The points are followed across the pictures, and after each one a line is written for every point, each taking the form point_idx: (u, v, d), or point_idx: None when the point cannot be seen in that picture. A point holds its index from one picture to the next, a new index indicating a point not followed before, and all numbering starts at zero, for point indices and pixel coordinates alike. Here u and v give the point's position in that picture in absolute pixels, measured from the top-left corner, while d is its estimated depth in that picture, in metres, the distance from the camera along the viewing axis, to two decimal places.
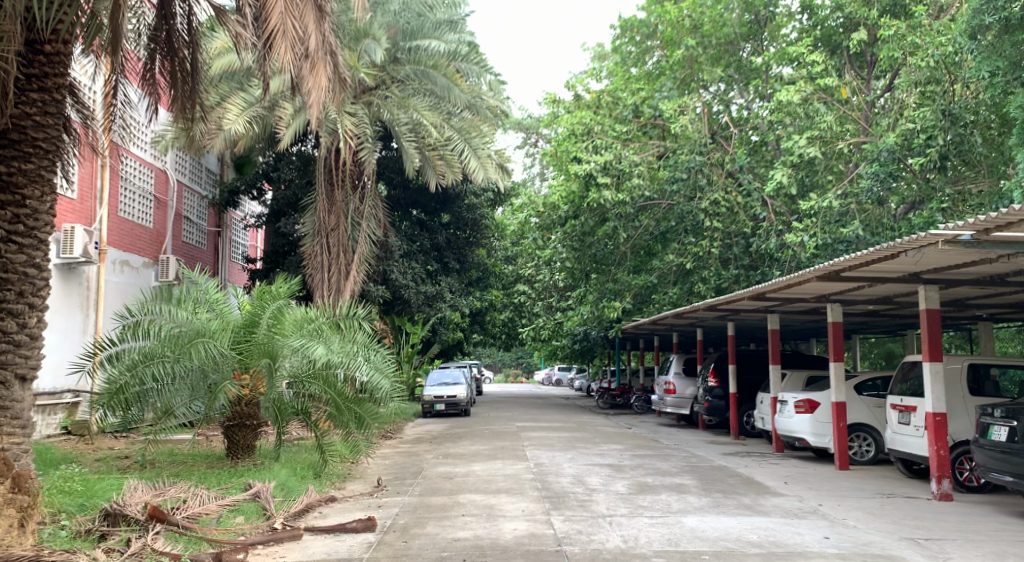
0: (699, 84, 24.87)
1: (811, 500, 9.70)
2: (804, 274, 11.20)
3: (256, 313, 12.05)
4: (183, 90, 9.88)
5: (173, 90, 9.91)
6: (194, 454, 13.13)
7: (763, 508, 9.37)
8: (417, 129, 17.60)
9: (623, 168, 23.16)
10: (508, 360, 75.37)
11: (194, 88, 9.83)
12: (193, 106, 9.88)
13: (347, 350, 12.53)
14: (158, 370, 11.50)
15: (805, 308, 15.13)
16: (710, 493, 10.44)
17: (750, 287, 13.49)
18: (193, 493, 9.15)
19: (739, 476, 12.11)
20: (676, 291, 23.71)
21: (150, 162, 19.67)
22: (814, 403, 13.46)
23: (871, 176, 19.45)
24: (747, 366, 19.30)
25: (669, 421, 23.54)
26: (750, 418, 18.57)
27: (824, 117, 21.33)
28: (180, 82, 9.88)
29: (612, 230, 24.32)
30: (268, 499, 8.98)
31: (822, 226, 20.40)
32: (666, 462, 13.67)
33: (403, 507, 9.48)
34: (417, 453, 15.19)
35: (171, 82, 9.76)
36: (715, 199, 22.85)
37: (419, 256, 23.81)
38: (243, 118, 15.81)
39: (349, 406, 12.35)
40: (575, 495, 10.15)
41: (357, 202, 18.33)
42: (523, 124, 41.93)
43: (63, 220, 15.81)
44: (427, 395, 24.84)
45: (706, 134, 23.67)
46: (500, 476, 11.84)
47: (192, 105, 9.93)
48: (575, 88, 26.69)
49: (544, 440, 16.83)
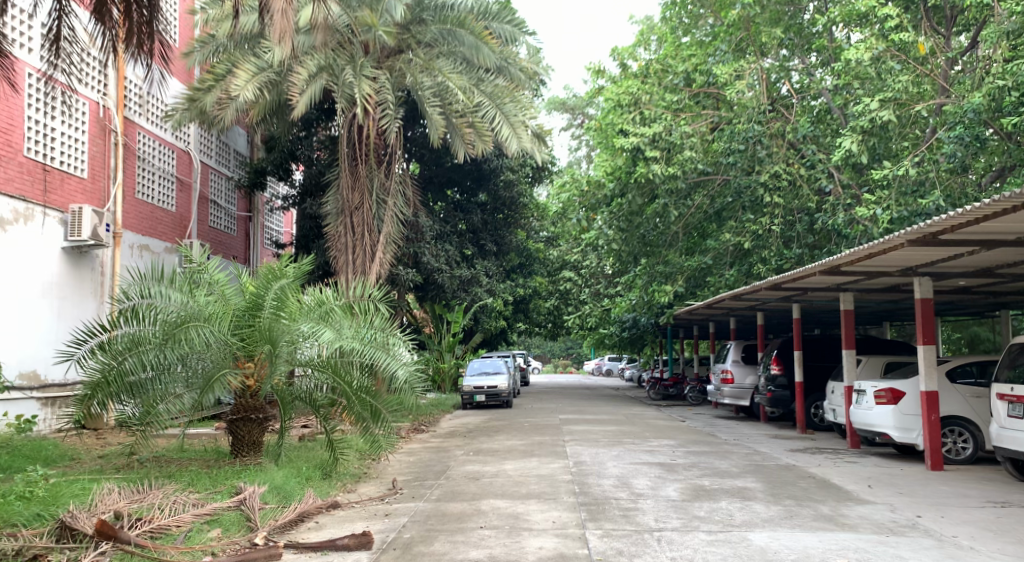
0: (759, 47, 22.57)
1: (907, 511, 7.97)
2: (891, 239, 9.38)
3: (259, 294, 10.71)
4: (137, 26, 9.05)
5: (127, 22, 9.12)
6: (202, 451, 12.00)
7: (848, 521, 7.67)
8: (442, 94, 15.93)
9: (674, 140, 21.54)
10: (557, 350, 74.31)
11: (152, 19, 9.03)
12: (151, 40, 9.09)
13: (367, 338, 11.13)
14: (148, 358, 10.34)
15: (884, 285, 13.28)
16: (778, 499, 8.79)
17: (823, 260, 11.68)
18: (173, 499, 7.93)
19: (812, 478, 10.39)
20: (733, 273, 21.76)
21: (170, 142, 18.71)
22: (898, 392, 11.62)
23: (954, 140, 17.55)
24: (814, 353, 17.40)
25: (726, 413, 21.76)
26: (818, 410, 16.87)
27: (898, 77, 19.24)
28: (135, 15, 9.09)
29: (661, 209, 22.72)
30: (255, 507, 7.68)
31: (897, 198, 18.60)
32: (725, 460, 12.01)
33: (414, 517, 8.10)
34: (447, 449, 13.84)
35: (125, 14, 8.90)
36: (776, 172, 20.90)
37: (454, 238, 22.32)
38: (253, 85, 14.49)
39: (364, 397, 11.04)
40: (617, 502, 8.60)
41: (383, 178, 16.88)
42: (568, 104, 40.37)
43: (71, 200, 14.91)
44: (467, 386, 23.45)
45: (766, 102, 21.53)
46: (534, 477, 10.37)
47: (150, 40, 9.15)
48: (620, 57, 24.97)
49: (589, 435, 15.25)
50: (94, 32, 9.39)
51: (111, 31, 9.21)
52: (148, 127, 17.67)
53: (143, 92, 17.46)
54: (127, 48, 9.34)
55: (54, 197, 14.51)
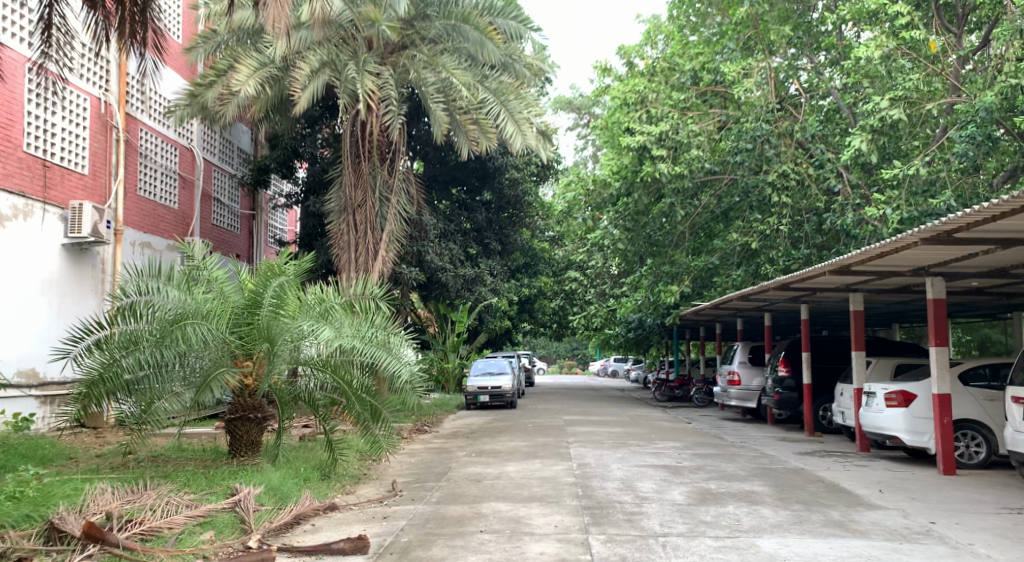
0: (767, 45, 22.31)
1: (920, 517, 7.74)
2: (904, 237, 9.15)
3: (258, 291, 10.55)
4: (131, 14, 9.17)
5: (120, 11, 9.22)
6: (201, 450, 11.84)
7: (859, 526, 7.45)
8: (446, 90, 15.77)
9: (680, 138, 21.34)
10: (562, 351, 74.12)
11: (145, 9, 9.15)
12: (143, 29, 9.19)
13: (368, 336, 10.95)
14: (144, 356, 10.17)
15: (895, 285, 13.02)
16: (787, 504, 8.57)
17: (833, 260, 11.45)
18: (167, 499, 7.76)
19: (821, 482, 10.16)
20: (740, 273, 21.52)
21: (173, 139, 18.59)
22: (909, 394, 11.38)
23: (965, 139, 17.28)
24: (822, 355, 17.12)
25: (733, 415, 21.50)
26: (827, 413, 16.45)
27: (909, 75, 19.00)
28: (129, 5, 9.20)
29: (667, 208, 22.50)
30: (251, 509, 7.50)
31: (907, 198, 18.35)
32: (732, 463, 11.78)
33: (413, 520, 7.90)
34: (449, 450, 13.64)
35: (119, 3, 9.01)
36: (784, 171, 20.64)
37: (458, 237, 22.14)
38: (254, 80, 14.35)
39: (363, 396, 10.86)
40: (621, 506, 8.39)
41: (386, 176, 16.70)
42: (574, 104, 40.17)
43: (72, 196, 14.75)
44: (471, 386, 23.26)
45: (775, 100, 21.30)
46: (536, 479, 10.17)
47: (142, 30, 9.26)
48: (627, 56, 24.75)
49: (593, 437, 15.01)
50: (86, 22, 9.46)
51: (104, 20, 9.30)
52: (150, 124, 17.54)
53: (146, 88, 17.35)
54: (119, 37, 9.42)
55: (54, 193, 14.36)
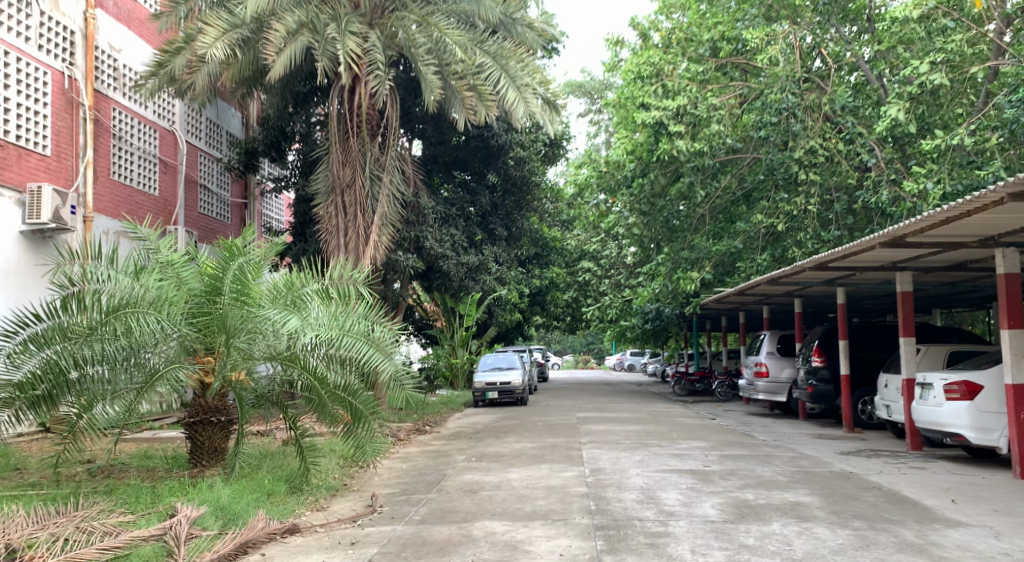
0: (792, 12, 20.36)
1: (1019, 540, 6.19)
2: (983, 195, 7.58)
3: (217, 276, 9.07)
4: None
5: None
6: (164, 459, 10.44)
7: (944, 552, 5.91)
8: (439, 52, 14.29)
9: (700, 113, 19.62)
10: (577, 346, 72.84)
11: None
12: None
13: (347, 325, 9.47)
14: (83, 352, 8.70)
15: (951, 260, 11.40)
16: (844, 521, 7.03)
17: (884, 231, 9.82)
18: (86, 525, 6.32)
19: (878, 489, 8.60)
20: (765, 258, 19.92)
21: (152, 120, 17.25)
22: (973, 386, 9.79)
23: (1015, 104, 15.41)
24: (860, 342, 15.50)
25: (760, 410, 19.90)
26: (866, 407, 14.84)
27: (952, 37, 17.30)
28: None
29: (686, 188, 20.89)
30: (183, 538, 6.03)
31: (949, 170, 16.72)
32: (769, 468, 10.20)
33: (385, 548, 6.41)
34: (446, 454, 12.15)
35: None
36: (812, 147, 18.94)
37: (461, 222, 20.61)
38: (222, 42, 13.02)
39: (341, 397, 9.38)
40: (641, 525, 6.88)
41: (377, 153, 15.29)
42: (586, 87, 38.57)
43: (31, 179, 13.40)
44: (478, 382, 21.76)
45: (801, 70, 19.58)
46: (542, 490, 8.67)
47: None
48: (640, 27, 23.10)
49: (608, 437, 13.42)
50: None
51: None
52: (125, 103, 16.21)
53: (117, 64, 16.00)
54: None
55: (9, 175, 13.00)
